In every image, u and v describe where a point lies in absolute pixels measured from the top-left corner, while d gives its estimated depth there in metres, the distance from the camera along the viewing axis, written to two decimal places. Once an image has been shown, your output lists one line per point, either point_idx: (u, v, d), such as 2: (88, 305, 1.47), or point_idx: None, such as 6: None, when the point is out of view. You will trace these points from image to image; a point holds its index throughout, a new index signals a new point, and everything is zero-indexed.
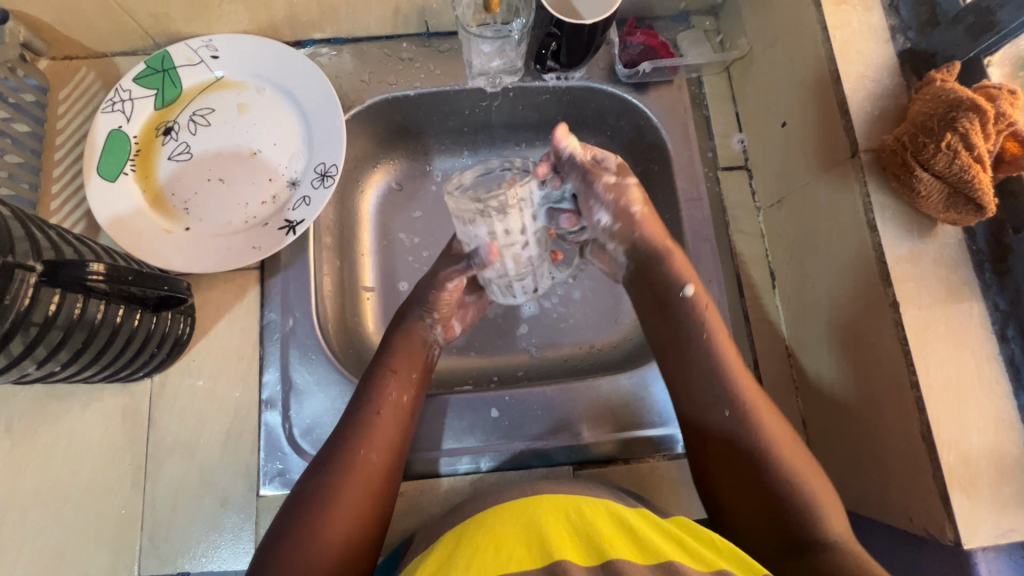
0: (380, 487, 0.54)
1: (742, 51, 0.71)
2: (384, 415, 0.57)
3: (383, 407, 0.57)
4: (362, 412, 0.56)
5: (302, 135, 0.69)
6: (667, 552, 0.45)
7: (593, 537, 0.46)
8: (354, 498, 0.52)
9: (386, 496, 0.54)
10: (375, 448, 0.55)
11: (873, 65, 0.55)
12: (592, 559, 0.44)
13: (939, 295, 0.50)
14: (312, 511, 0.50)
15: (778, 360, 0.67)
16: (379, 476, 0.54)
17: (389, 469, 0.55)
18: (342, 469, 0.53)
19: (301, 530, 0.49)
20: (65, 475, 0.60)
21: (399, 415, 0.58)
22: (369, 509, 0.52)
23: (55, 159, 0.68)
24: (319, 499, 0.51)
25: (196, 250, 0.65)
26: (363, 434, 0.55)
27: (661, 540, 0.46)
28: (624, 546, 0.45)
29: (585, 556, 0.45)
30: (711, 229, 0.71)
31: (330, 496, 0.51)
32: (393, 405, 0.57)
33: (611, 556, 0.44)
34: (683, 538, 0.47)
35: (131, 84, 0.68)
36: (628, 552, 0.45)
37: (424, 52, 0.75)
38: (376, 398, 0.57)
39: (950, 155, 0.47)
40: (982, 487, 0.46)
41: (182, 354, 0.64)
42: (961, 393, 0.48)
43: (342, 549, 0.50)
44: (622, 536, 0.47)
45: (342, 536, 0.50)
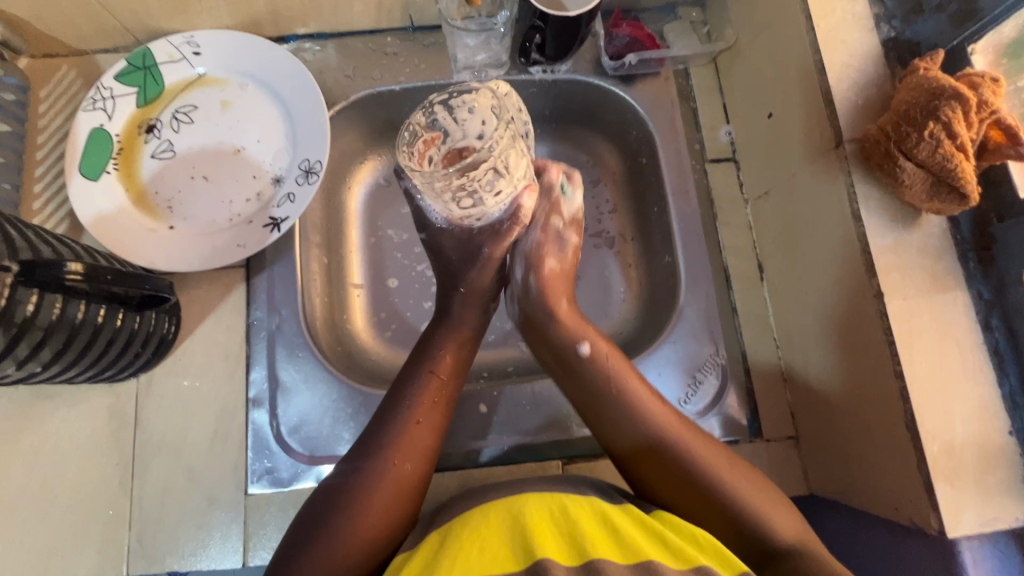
0: (411, 494, 0.53)
1: (728, 42, 0.71)
2: (424, 421, 0.56)
3: (423, 415, 0.56)
4: (403, 418, 0.55)
5: (286, 131, 0.68)
6: (648, 551, 0.45)
7: (575, 538, 0.46)
8: (387, 504, 0.51)
9: (416, 502, 0.53)
10: (412, 455, 0.54)
11: (857, 54, 0.55)
12: (574, 559, 0.44)
13: (923, 286, 0.50)
14: (344, 514, 0.50)
15: (766, 352, 0.67)
16: (412, 483, 0.53)
17: (421, 473, 0.54)
18: (378, 472, 0.52)
19: (330, 531, 0.49)
20: (52, 476, 0.60)
21: (438, 424, 0.57)
22: (399, 515, 0.52)
23: (37, 159, 0.67)
24: (351, 501, 0.50)
25: (180, 249, 0.64)
26: (402, 439, 0.54)
27: (643, 540, 0.46)
28: (605, 545, 0.45)
29: (566, 556, 0.44)
30: (699, 222, 0.71)
31: (361, 499, 0.50)
32: (432, 414, 0.57)
33: (592, 556, 0.44)
34: (665, 536, 0.47)
35: (112, 81, 0.67)
36: (609, 551, 0.45)
37: (409, 47, 0.74)
38: (417, 403, 0.56)
39: (933, 144, 0.47)
40: (967, 476, 0.46)
41: (167, 353, 0.64)
42: (945, 382, 0.48)
43: (367, 552, 0.49)
44: (604, 535, 0.46)
45: (369, 540, 0.49)
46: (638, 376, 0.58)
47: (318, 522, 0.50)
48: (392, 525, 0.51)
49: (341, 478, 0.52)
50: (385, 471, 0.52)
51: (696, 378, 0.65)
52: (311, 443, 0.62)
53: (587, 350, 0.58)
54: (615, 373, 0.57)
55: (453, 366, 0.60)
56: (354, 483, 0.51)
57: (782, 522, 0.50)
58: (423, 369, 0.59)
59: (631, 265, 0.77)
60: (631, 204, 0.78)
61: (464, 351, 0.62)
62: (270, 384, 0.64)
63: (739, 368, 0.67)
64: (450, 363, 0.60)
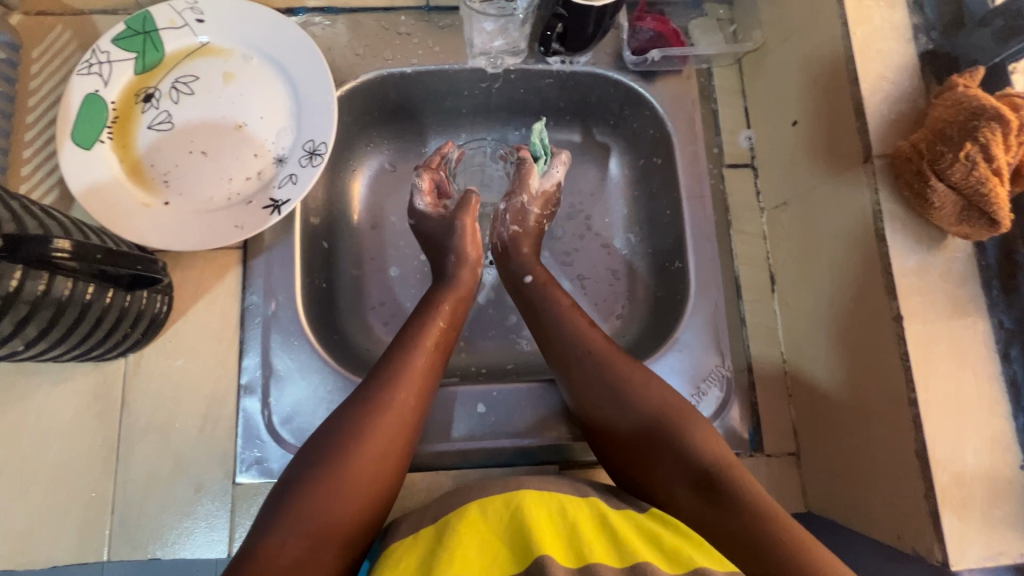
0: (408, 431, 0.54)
1: (756, 43, 0.68)
2: (424, 359, 0.58)
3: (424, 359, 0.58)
4: (405, 357, 0.57)
5: (291, 109, 0.65)
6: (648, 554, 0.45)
7: (573, 539, 0.46)
8: (387, 439, 0.52)
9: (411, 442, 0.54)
10: (413, 395, 0.55)
11: (892, 66, 0.52)
12: (572, 560, 0.44)
13: (944, 311, 0.49)
14: (346, 448, 0.50)
15: (772, 366, 0.65)
16: (412, 419, 0.54)
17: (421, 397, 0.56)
18: (381, 408, 0.53)
19: (335, 461, 0.50)
20: (34, 454, 0.58)
21: (432, 361, 0.58)
22: (398, 450, 0.53)
23: (27, 123, 0.64)
24: (355, 432, 0.51)
25: (174, 226, 0.61)
26: (403, 376, 0.55)
27: (638, 541, 0.46)
28: (604, 550, 0.45)
29: (566, 557, 0.44)
30: (712, 228, 0.69)
31: (368, 406, 0.53)
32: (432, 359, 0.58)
33: (590, 559, 0.44)
34: (659, 538, 0.47)
35: (109, 45, 0.64)
36: (607, 554, 0.45)
37: (422, 27, 0.71)
38: (424, 333, 0.59)
39: (968, 166, 0.45)
40: (975, 509, 0.46)
41: (158, 334, 0.61)
42: (959, 412, 0.47)
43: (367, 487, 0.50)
44: (601, 537, 0.47)
45: (372, 471, 0.50)
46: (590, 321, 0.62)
47: (321, 453, 0.50)
48: (392, 462, 0.52)
49: (347, 411, 0.53)
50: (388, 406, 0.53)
51: (700, 388, 0.64)
52: (303, 434, 0.60)
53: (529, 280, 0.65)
54: (556, 305, 0.63)
55: (453, 314, 0.63)
56: (357, 414, 0.52)
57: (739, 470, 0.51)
58: (425, 316, 0.61)
59: (638, 267, 0.76)
60: (642, 205, 0.77)
61: (461, 301, 0.64)
62: (263, 371, 0.62)
63: (743, 380, 0.65)
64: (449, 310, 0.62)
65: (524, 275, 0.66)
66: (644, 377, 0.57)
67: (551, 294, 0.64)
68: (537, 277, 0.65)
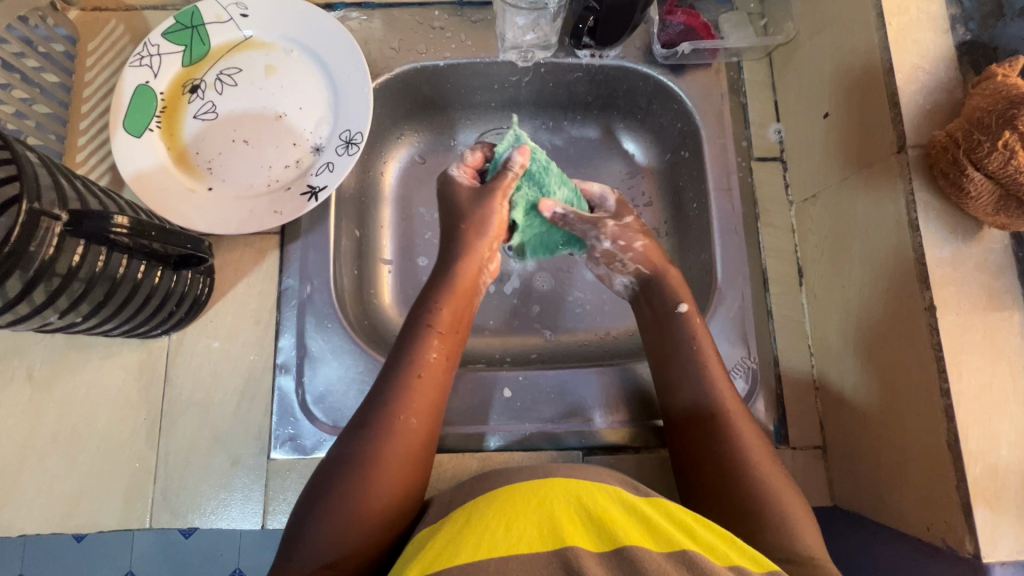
0: (418, 454, 0.52)
1: (787, 36, 0.68)
2: (439, 341, 0.58)
3: (425, 370, 0.56)
4: (404, 372, 0.55)
5: (328, 99, 0.68)
6: (682, 542, 0.45)
7: (605, 524, 0.46)
8: (400, 461, 0.51)
9: (424, 463, 0.53)
10: (417, 414, 0.53)
11: (929, 56, 0.52)
12: (604, 546, 0.45)
13: (978, 303, 0.48)
14: (359, 470, 0.49)
15: (798, 359, 0.65)
16: (433, 401, 0.55)
17: (442, 380, 0.56)
18: (389, 427, 0.51)
19: (346, 489, 0.48)
20: (82, 424, 0.61)
21: (448, 344, 0.59)
22: (426, 434, 0.53)
23: (82, 112, 0.67)
24: (366, 455, 0.50)
25: (217, 211, 0.64)
26: (410, 390, 0.54)
27: (672, 527, 0.46)
28: (637, 534, 0.45)
29: (595, 542, 0.45)
30: (739, 221, 0.69)
31: (390, 391, 0.54)
32: (435, 370, 0.56)
33: (623, 543, 0.44)
34: (693, 529, 0.47)
35: (160, 39, 0.67)
36: (638, 539, 0.45)
37: (456, 21, 0.73)
38: (436, 315, 0.59)
39: (1007, 155, 0.44)
40: (1008, 502, 0.45)
41: (201, 313, 0.64)
42: (994, 403, 0.46)
43: (383, 517, 0.48)
44: (635, 524, 0.47)
45: (386, 500, 0.49)
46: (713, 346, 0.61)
47: (329, 485, 0.49)
48: (406, 485, 0.51)
49: (374, 399, 0.53)
50: (392, 426, 0.52)
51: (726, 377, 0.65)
52: (335, 413, 0.62)
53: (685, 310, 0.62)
54: (693, 334, 0.61)
55: (454, 320, 0.60)
56: (360, 440, 0.51)
57: (771, 475, 0.53)
58: (423, 323, 0.59)
59: None
60: (670, 198, 0.77)
61: (464, 306, 0.62)
62: (298, 351, 0.64)
63: (770, 372, 0.65)
64: (449, 316, 0.60)
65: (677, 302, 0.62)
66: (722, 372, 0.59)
67: (678, 320, 0.62)
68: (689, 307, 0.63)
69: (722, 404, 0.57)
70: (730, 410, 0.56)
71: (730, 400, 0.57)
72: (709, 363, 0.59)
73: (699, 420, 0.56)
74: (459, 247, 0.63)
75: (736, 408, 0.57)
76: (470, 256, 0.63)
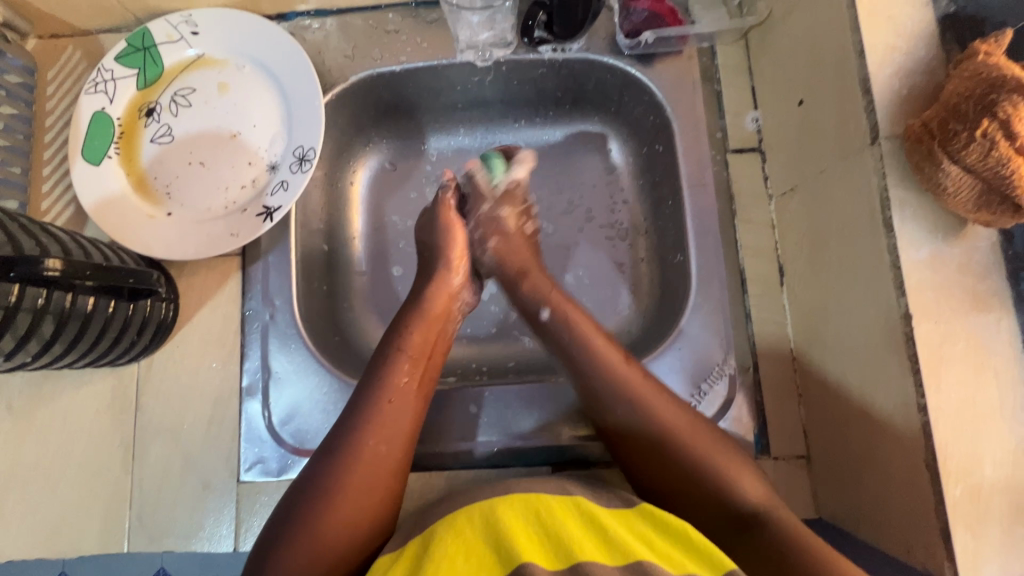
0: (386, 483, 0.51)
1: (760, 17, 0.63)
2: (410, 366, 0.56)
3: (395, 396, 0.54)
4: (374, 400, 0.53)
5: (282, 115, 0.66)
6: (639, 552, 0.43)
7: (561, 542, 0.44)
8: (363, 494, 0.49)
9: (393, 491, 0.52)
10: (385, 443, 0.52)
11: (906, 34, 0.47)
12: (561, 563, 0.43)
13: (961, 309, 0.44)
14: (318, 508, 0.48)
15: (780, 364, 0.62)
16: (404, 426, 0.53)
17: (415, 405, 0.55)
18: (351, 460, 0.50)
19: (302, 526, 0.47)
20: (60, 452, 0.63)
21: (425, 368, 0.57)
22: (393, 461, 0.52)
23: (45, 142, 0.68)
24: (326, 492, 0.49)
25: (177, 235, 0.64)
26: (374, 419, 0.52)
27: (630, 538, 0.45)
28: (593, 547, 0.44)
29: (553, 560, 0.43)
30: (715, 219, 0.65)
31: (358, 421, 0.52)
32: (406, 394, 0.55)
33: (579, 560, 0.42)
34: (652, 539, 0.45)
35: (113, 63, 0.66)
36: (594, 553, 0.43)
37: (411, 24, 0.70)
38: (410, 339, 0.58)
39: (986, 146, 0.40)
40: (992, 526, 0.41)
41: (166, 338, 0.64)
42: (976, 419, 0.42)
43: (343, 551, 0.48)
44: (591, 537, 0.45)
45: (348, 529, 0.48)
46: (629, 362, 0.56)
47: (290, 517, 0.48)
48: (373, 516, 0.50)
49: (339, 429, 0.52)
50: (359, 457, 0.50)
51: (702, 389, 0.61)
52: (301, 434, 0.62)
53: (547, 314, 0.59)
54: (576, 331, 0.57)
55: (429, 343, 0.59)
56: (325, 472, 0.50)
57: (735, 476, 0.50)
58: (395, 348, 0.57)
59: (643, 260, 0.73)
60: (646, 195, 0.74)
61: (438, 330, 0.60)
62: (263, 373, 0.64)
63: (749, 379, 0.62)
64: (421, 342, 0.58)
65: (530, 269, 0.63)
66: (622, 361, 0.55)
67: (598, 350, 0.56)
68: (554, 309, 0.59)
69: (632, 399, 0.53)
70: (652, 404, 0.53)
71: (637, 386, 0.54)
72: (606, 354, 0.56)
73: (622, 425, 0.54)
74: (430, 273, 0.63)
75: (689, 428, 0.52)
76: (439, 283, 0.62)
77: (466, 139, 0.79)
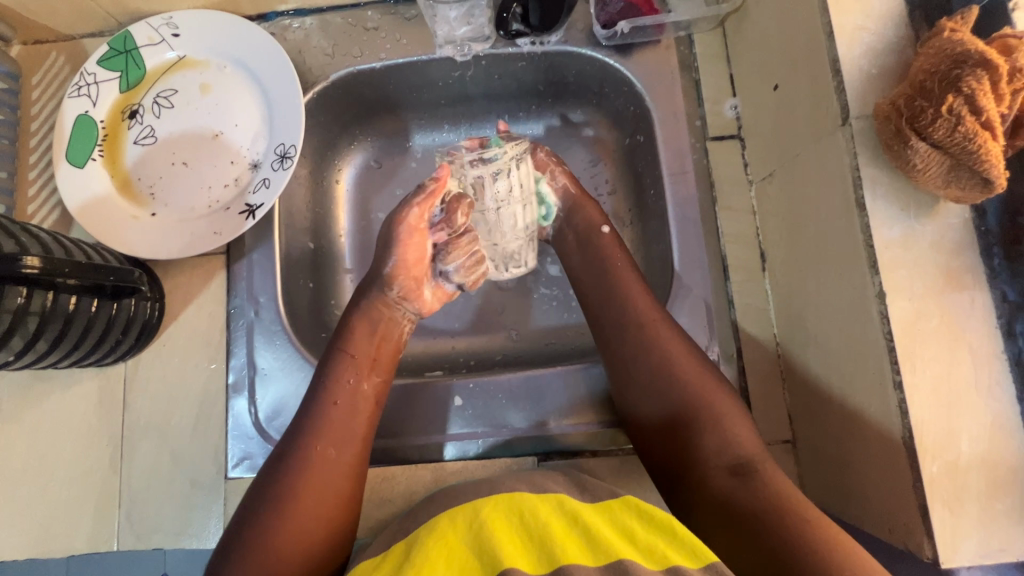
0: (339, 488, 0.51)
1: (735, 4, 0.63)
2: (354, 369, 0.57)
3: (340, 399, 0.54)
4: (318, 404, 0.54)
5: (263, 114, 0.67)
6: (621, 551, 0.43)
7: (543, 544, 0.44)
8: (313, 500, 0.49)
9: (349, 495, 0.52)
10: (333, 447, 0.52)
11: (874, 15, 0.47)
12: (543, 567, 0.42)
13: (934, 286, 0.44)
14: (267, 516, 0.48)
15: (763, 349, 0.62)
16: (352, 429, 0.54)
17: (362, 407, 0.55)
18: (297, 467, 0.50)
19: (252, 537, 0.47)
20: (49, 453, 0.63)
21: (372, 371, 0.58)
22: (344, 465, 0.52)
23: (30, 146, 0.69)
24: (273, 501, 0.49)
25: (161, 235, 0.65)
26: (319, 426, 0.53)
27: (612, 536, 0.45)
28: (574, 549, 0.43)
29: (534, 564, 0.42)
30: (696, 207, 0.65)
31: (304, 427, 0.53)
32: (353, 397, 0.55)
33: (561, 560, 0.42)
34: (636, 537, 0.45)
35: (95, 67, 0.67)
36: (575, 554, 0.42)
37: (390, 20, 0.71)
38: (352, 344, 0.58)
39: (953, 122, 0.40)
40: (969, 502, 0.41)
41: (153, 338, 0.65)
42: (952, 396, 0.42)
43: (301, 557, 0.48)
44: (573, 539, 0.45)
45: (301, 537, 0.48)
46: (674, 333, 0.58)
47: (241, 531, 0.48)
48: (328, 521, 0.50)
49: (289, 438, 0.53)
50: (304, 464, 0.51)
51: None
52: None
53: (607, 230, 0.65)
54: (637, 299, 0.60)
55: (375, 347, 0.59)
56: (273, 483, 0.50)
57: (740, 434, 0.52)
58: (339, 354, 0.57)
59: (627, 251, 0.74)
60: (629, 186, 0.74)
61: (383, 333, 0.60)
62: (249, 370, 0.64)
63: (733, 365, 0.62)
64: (365, 344, 0.58)
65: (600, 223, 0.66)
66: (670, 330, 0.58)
67: (648, 324, 0.58)
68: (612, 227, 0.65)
69: (667, 358, 0.56)
70: (688, 369, 0.56)
71: (679, 351, 0.56)
72: (664, 327, 0.58)
73: (651, 403, 0.56)
74: (366, 284, 0.62)
75: (709, 394, 0.54)
76: (375, 291, 0.61)
77: (451, 135, 0.80)
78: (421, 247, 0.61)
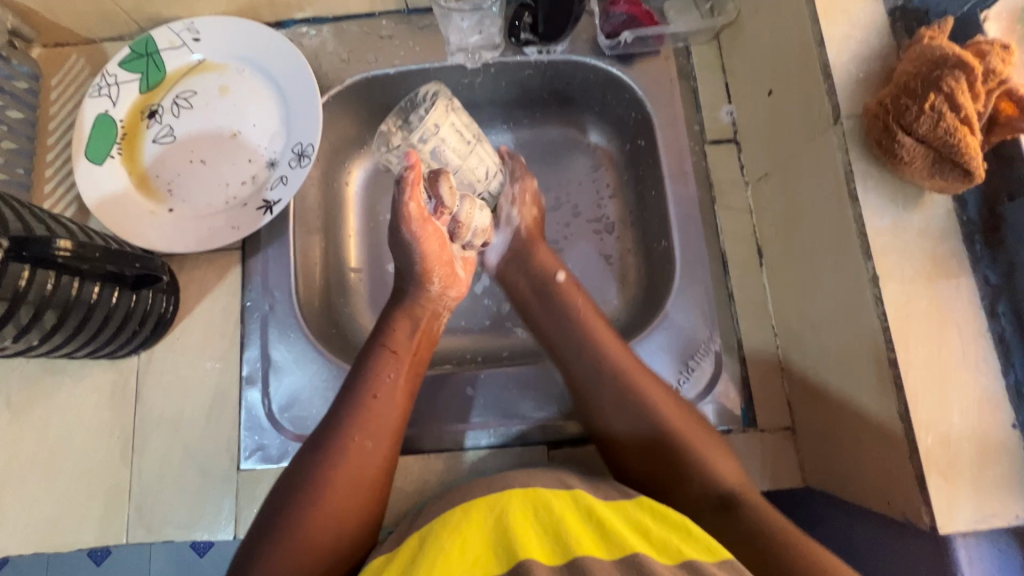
0: (374, 476, 0.51)
1: (729, 18, 0.68)
2: (395, 364, 0.58)
3: (381, 391, 0.55)
4: (357, 394, 0.54)
5: (281, 115, 0.69)
6: (634, 544, 0.43)
7: (559, 534, 0.44)
8: (351, 486, 0.50)
9: (382, 484, 0.52)
10: (373, 436, 0.52)
11: (860, 25, 0.52)
12: (558, 559, 0.42)
13: (922, 270, 0.47)
14: (303, 499, 0.48)
15: (763, 341, 0.65)
16: (390, 421, 0.54)
17: (401, 401, 0.56)
18: (338, 452, 0.50)
19: (289, 518, 0.47)
20: (59, 446, 0.63)
21: (410, 367, 0.59)
22: (381, 455, 0.53)
23: (48, 144, 0.70)
24: (311, 485, 0.49)
25: (179, 230, 0.66)
26: (361, 415, 0.53)
27: (626, 530, 0.45)
28: (589, 542, 0.43)
29: (551, 556, 0.42)
30: (695, 206, 0.68)
31: (343, 415, 0.53)
32: (393, 390, 0.56)
33: (576, 554, 0.42)
34: (648, 530, 0.45)
35: (116, 68, 0.69)
36: (589, 546, 0.43)
37: (403, 29, 0.74)
38: (393, 339, 0.59)
39: (935, 117, 0.44)
40: (963, 471, 0.44)
41: (166, 332, 0.66)
42: (943, 371, 0.45)
43: (332, 543, 0.48)
44: (587, 530, 0.45)
45: (335, 522, 0.48)
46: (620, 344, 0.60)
47: (275, 516, 0.48)
48: (361, 509, 0.50)
49: (327, 425, 0.53)
50: (343, 452, 0.51)
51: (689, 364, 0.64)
52: (301, 421, 0.63)
53: (562, 278, 0.66)
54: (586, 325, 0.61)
55: (413, 344, 0.61)
56: (310, 470, 0.50)
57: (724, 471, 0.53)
58: (380, 346, 0.58)
59: (629, 250, 0.76)
60: (630, 188, 0.78)
61: (422, 330, 0.62)
62: (263, 362, 0.65)
63: (734, 356, 0.65)
64: (405, 339, 0.60)
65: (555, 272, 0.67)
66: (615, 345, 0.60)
67: (596, 338, 0.60)
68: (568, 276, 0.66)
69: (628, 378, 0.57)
70: (650, 394, 0.57)
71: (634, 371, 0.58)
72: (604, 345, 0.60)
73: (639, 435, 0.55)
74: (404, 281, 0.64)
75: (681, 419, 0.55)
76: (419, 287, 0.63)
77: None
78: (438, 236, 0.60)
